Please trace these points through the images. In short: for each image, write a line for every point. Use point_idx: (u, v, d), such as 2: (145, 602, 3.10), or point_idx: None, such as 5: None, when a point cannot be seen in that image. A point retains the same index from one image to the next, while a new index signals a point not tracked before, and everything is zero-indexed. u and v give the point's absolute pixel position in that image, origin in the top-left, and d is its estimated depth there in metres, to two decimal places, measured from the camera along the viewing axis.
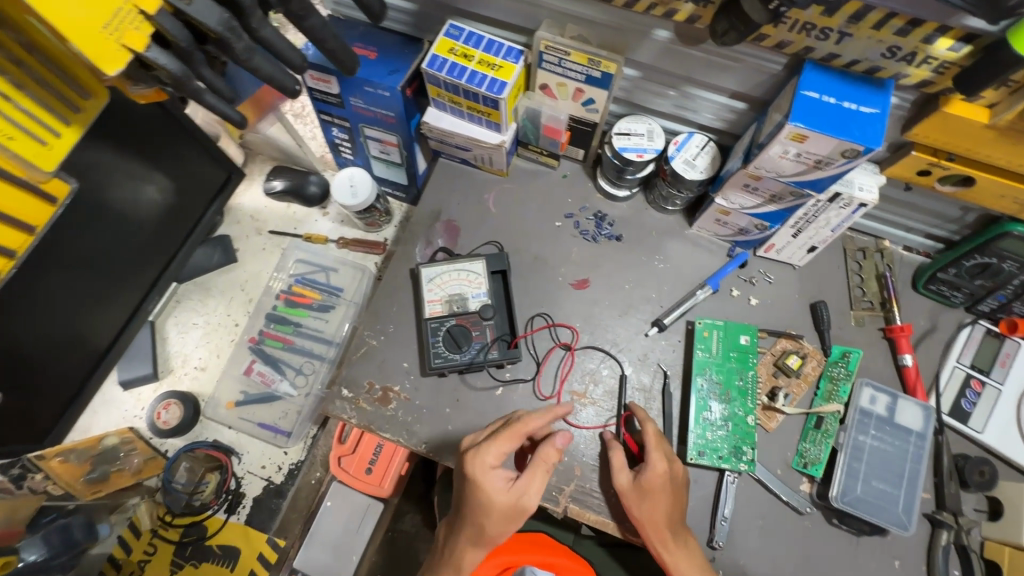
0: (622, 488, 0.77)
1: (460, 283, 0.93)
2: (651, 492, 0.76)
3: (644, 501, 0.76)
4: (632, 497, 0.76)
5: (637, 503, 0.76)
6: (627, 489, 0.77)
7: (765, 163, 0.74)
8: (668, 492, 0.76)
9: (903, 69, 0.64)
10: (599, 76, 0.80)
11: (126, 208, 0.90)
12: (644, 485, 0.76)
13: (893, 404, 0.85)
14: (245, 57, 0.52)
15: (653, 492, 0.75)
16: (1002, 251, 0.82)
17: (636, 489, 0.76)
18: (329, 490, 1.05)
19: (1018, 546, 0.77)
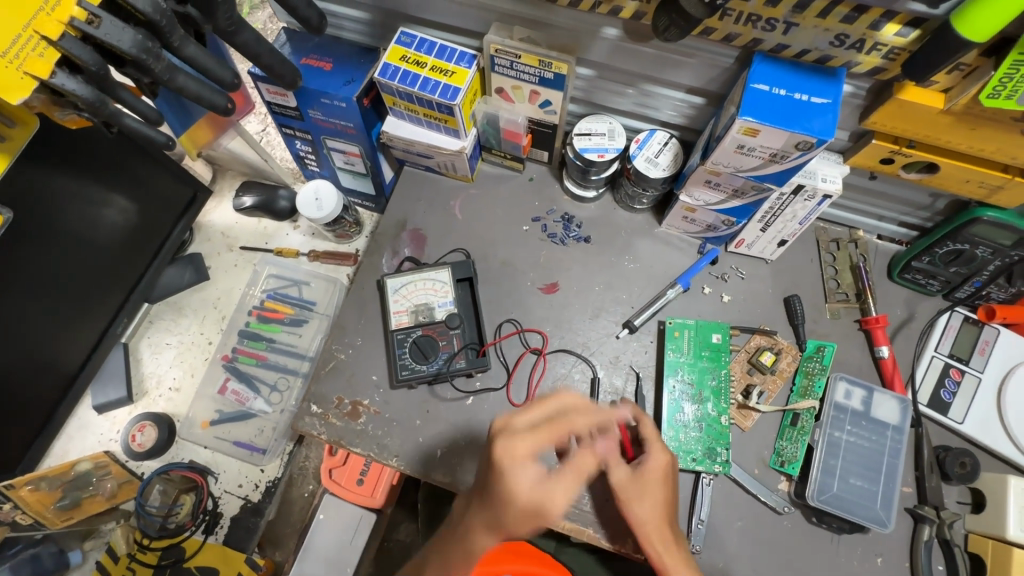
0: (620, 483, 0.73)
1: (426, 293, 0.91)
2: (651, 486, 0.73)
3: (643, 496, 0.72)
4: (630, 493, 0.72)
5: (635, 496, 0.72)
6: (624, 482, 0.73)
7: (723, 158, 0.72)
8: (665, 489, 0.73)
9: (853, 57, 0.62)
10: (552, 78, 0.79)
11: (84, 230, 0.89)
12: (644, 477, 0.73)
13: (869, 398, 0.83)
14: (167, 76, 0.51)
15: (651, 485, 0.72)
16: (973, 237, 0.80)
17: (634, 483, 0.73)
18: (321, 503, 1.14)
19: (1001, 539, 0.75)
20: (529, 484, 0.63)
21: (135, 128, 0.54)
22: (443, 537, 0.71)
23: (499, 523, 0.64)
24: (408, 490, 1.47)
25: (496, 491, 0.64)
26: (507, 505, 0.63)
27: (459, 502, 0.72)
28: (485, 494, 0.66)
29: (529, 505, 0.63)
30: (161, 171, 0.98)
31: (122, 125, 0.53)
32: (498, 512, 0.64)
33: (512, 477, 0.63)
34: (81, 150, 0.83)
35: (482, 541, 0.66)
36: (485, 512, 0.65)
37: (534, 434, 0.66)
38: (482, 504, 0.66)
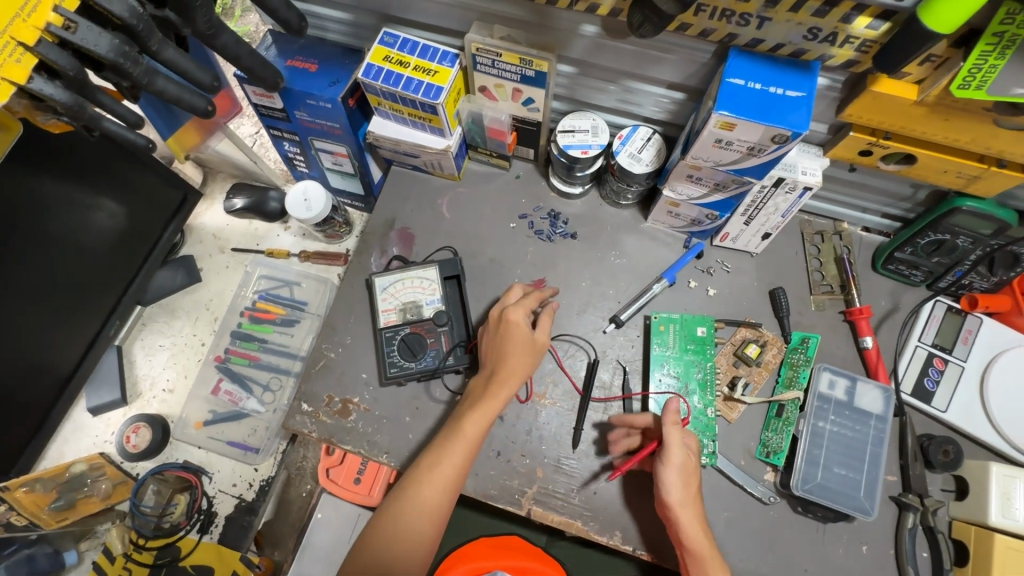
0: (672, 466, 0.73)
1: (415, 290, 0.92)
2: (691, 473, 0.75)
3: (687, 482, 0.73)
4: (679, 479, 0.73)
5: (684, 481, 0.73)
6: (678, 465, 0.73)
7: (702, 153, 0.73)
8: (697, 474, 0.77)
9: (827, 50, 0.63)
10: (533, 76, 0.79)
11: (74, 234, 0.90)
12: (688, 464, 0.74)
13: (853, 388, 0.83)
14: (146, 80, 0.51)
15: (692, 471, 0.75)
16: (953, 227, 0.81)
17: (683, 470, 0.73)
18: (319, 503, 1.10)
19: (983, 525, 0.76)
20: (528, 329, 0.82)
21: (115, 132, 0.55)
22: (466, 401, 0.80)
23: (508, 366, 0.79)
24: None
25: (507, 335, 0.82)
26: (515, 340, 0.81)
27: (472, 382, 0.82)
28: (495, 350, 0.82)
29: (530, 343, 0.82)
30: (150, 175, 0.99)
31: (102, 129, 0.54)
32: (507, 350, 0.81)
33: (517, 320, 0.82)
34: (69, 155, 0.84)
35: (501, 380, 0.79)
36: (499, 359, 0.81)
37: (523, 301, 0.85)
38: (494, 351, 0.82)
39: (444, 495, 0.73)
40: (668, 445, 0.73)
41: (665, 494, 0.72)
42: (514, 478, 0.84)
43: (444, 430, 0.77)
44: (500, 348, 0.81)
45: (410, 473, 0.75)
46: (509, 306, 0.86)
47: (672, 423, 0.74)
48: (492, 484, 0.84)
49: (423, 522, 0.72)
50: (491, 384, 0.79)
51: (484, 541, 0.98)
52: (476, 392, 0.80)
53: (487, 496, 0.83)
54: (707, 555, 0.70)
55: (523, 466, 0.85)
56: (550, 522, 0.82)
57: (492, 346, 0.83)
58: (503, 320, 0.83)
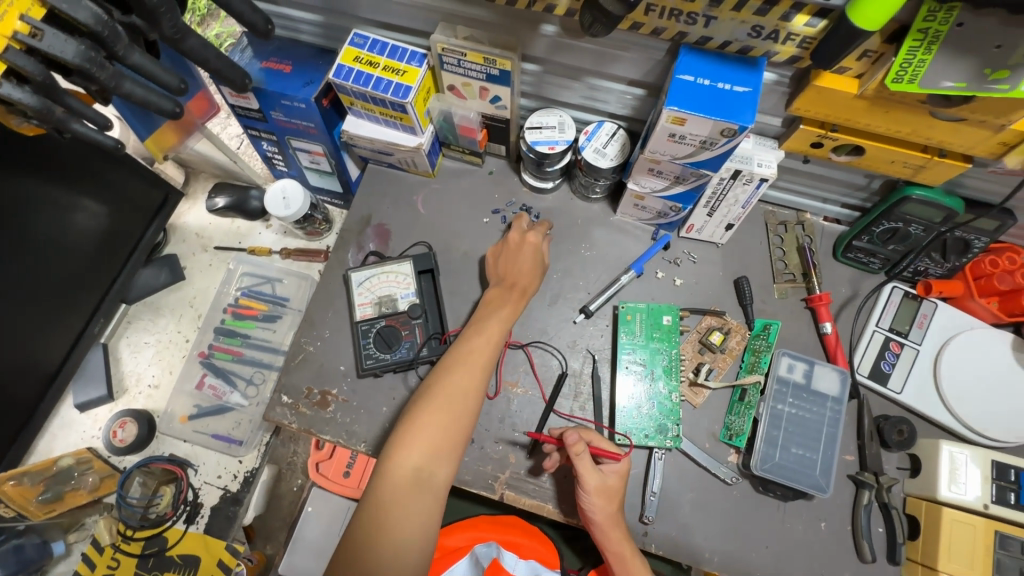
0: (593, 490, 0.77)
1: (390, 284, 0.95)
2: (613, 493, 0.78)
3: (606, 503, 0.78)
4: (598, 498, 0.77)
5: (605, 498, 0.78)
6: (594, 491, 0.77)
7: (659, 147, 0.75)
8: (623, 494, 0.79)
9: (771, 47, 0.65)
10: (498, 74, 0.82)
11: (57, 233, 0.93)
12: (608, 485, 0.78)
13: (811, 371, 0.87)
14: (113, 84, 0.54)
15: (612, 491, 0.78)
16: (905, 215, 0.84)
17: (602, 491, 0.77)
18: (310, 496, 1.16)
19: (934, 499, 0.79)
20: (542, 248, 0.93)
21: (85, 135, 0.58)
22: (486, 306, 0.88)
23: (523, 280, 0.90)
24: None
25: (525, 251, 0.92)
26: (530, 256, 0.92)
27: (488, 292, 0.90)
28: (511, 264, 0.92)
29: (541, 261, 0.93)
30: (130, 175, 1.01)
31: (72, 132, 0.56)
32: (523, 267, 0.91)
33: (534, 239, 0.93)
34: (49, 157, 0.86)
35: (520, 289, 0.89)
36: (518, 272, 0.91)
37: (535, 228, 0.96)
38: (512, 265, 0.91)
39: (483, 372, 0.79)
40: (581, 476, 0.77)
41: (591, 514, 0.78)
42: (488, 464, 0.87)
43: (468, 330, 0.84)
44: (516, 262, 0.91)
45: (450, 358, 0.80)
46: (525, 230, 0.95)
47: (578, 457, 0.77)
48: (466, 470, 0.87)
49: (467, 398, 0.76)
50: (511, 292, 0.89)
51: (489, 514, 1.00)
52: (498, 297, 0.89)
53: (460, 482, 0.86)
54: (629, 556, 0.78)
55: (496, 452, 0.88)
56: (521, 505, 0.85)
57: (505, 263, 0.92)
58: (520, 241, 0.93)
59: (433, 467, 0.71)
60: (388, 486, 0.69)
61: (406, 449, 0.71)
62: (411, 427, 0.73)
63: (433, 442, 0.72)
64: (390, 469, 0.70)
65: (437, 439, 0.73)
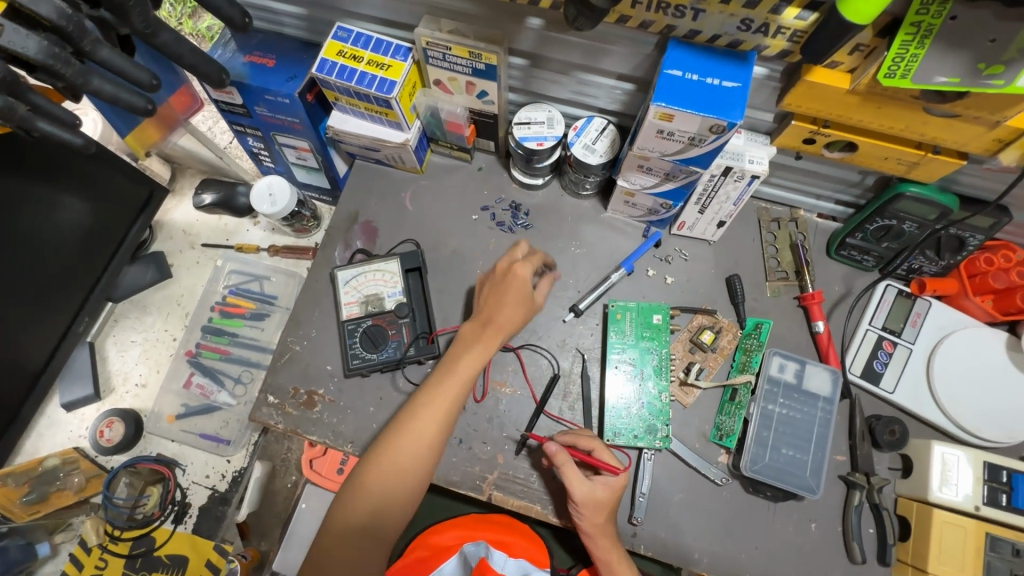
0: (581, 501, 0.76)
1: (377, 283, 0.94)
2: (601, 507, 0.76)
3: (596, 515, 0.76)
4: (587, 510, 0.76)
5: (593, 512, 0.76)
6: (582, 501, 0.76)
7: (648, 143, 0.74)
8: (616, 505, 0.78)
9: (761, 40, 0.64)
10: (484, 68, 0.80)
11: (38, 232, 0.91)
12: (599, 497, 0.77)
13: (802, 370, 0.85)
14: (80, 80, 0.52)
15: (603, 503, 0.77)
16: (899, 212, 0.82)
17: (592, 503, 0.76)
18: (303, 493, 1.13)
19: (925, 500, 0.78)
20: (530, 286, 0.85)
21: (53, 133, 0.56)
22: (458, 343, 0.83)
23: (502, 319, 0.82)
24: None
25: (510, 286, 0.84)
26: (514, 292, 0.84)
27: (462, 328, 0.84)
28: (494, 299, 0.84)
29: (528, 299, 0.84)
30: (112, 172, 0.99)
31: (38, 130, 0.55)
32: (506, 302, 0.83)
33: (522, 273, 0.85)
34: (30, 155, 0.85)
35: (497, 330, 0.82)
36: (498, 310, 0.83)
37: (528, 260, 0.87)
38: (493, 301, 0.84)
39: (441, 427, 0.77)
40: (568, 485, 0.76)
41: (578, 523, 0.77)
42: (476, 464, 0.87)
43: (437, 373, 0.81)
44: (499, 298, 0.84)
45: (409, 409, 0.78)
46: (516, 259, 0.88)
47: (565, 464, 0.77)
48: (454, 471, 0.86)
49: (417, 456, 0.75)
50: (486, 330, 0.82)
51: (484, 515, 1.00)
52: (472, 336, 0.83)
53: (448, 483, 0.85)
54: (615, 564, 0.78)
55: (484, 453, 0.87)
56: (509, 506, 0.85)
57: (489, 294, 0.86)
58: (508, 272, 0.86)
59: (378, 524, 0.73)
60: (326, 541, 0.73)
61: (347, 510, 0.73)
62: (359, 488, 0.74)
63: (376, 503, 0.73)
64: (330, 527, 0.73)
65: (381, 501, 0.73)
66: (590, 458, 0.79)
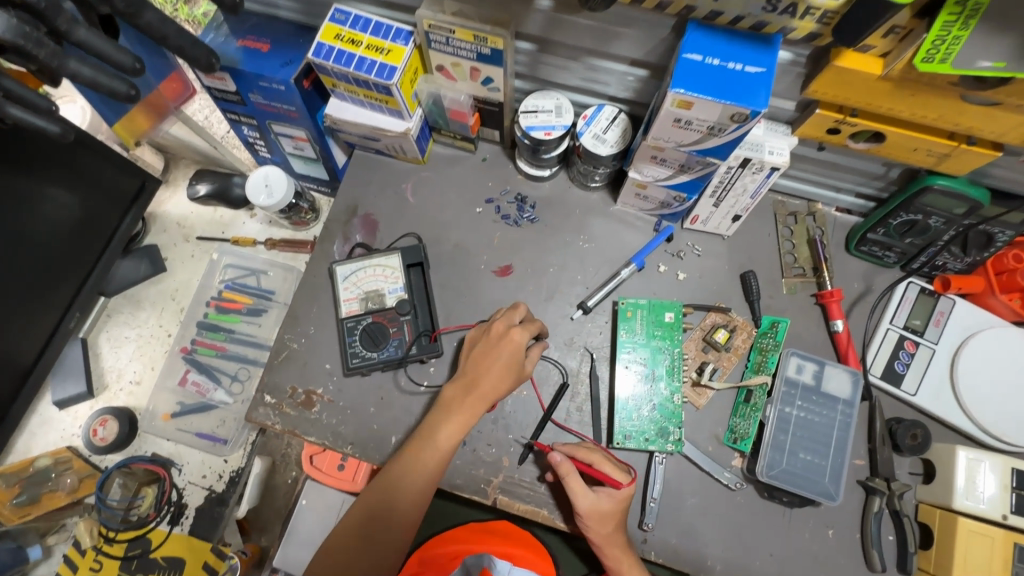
0: (586, 513, 0.74)
1: (377, 279, 0.90)
2: (607, 517, 0.74)
3: (604, 526, 0.74)
4: (593, 521, 0.74)
5: (599, 523, 0.74)
6: (587, 513, 0.74)
7: (663, 133, 0.70)
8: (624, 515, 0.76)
9: (788, 22, 0.59)
10: (489, 53, 0.76)
11: (23, 225, 0.87)
12: (604, 508, 0.74)
13: (820, 372, 0.82)
14: (54, 63, 0.49)
15: (609, 514, 0.74)
16: (925, 206, 0.78)
17: (598, 513, 0.74)
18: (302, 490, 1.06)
19: (948, 508, 0.75)
20: (522, 355, 0.79)
21: (27, 121, 0.53)
22: (439, 409, 0.78)
23: (487, 385, 0.77)
24: None
25: (498, 353, 0.78)
26: (504, 358, 0.78)
27: (444, 390, 0.79)
28: (480, 363, 0.79)
29: (517, 369, 0.79)
30: (101, 162, 0.96)
31: (11, 117, 0.51)
32: (494, 366, 0.78)
33: (514, 343, 0.79)
34: (13, 144, 0.81)
35: (480, 398, 0.77)
36: (483, 378, 0.78)
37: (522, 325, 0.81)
38: (478, 368, 0.78)
39: (415, 497, 0.74)
40: (573, 498, 0.74)
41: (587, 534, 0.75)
42: (480, 467, 0.83)
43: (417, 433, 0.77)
44: (484, 366, 0.78)
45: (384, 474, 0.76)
46: (513, 323, 0.81)
47: (568, 474, 0.74)
48: (458, 474, 0.83)
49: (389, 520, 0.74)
50: (469, 397, 0.77)
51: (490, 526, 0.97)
52: (454, 400, 0.78)
53: (451, 486, 0.82)
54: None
55: (489, 455, 0.84)
56: (515, 510, 0.82)
57: (477, 353, 0.80)
58: (502, 335, 0.80)
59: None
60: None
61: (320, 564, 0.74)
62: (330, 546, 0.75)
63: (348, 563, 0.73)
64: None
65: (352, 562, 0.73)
66: (593, 469, 0.76)
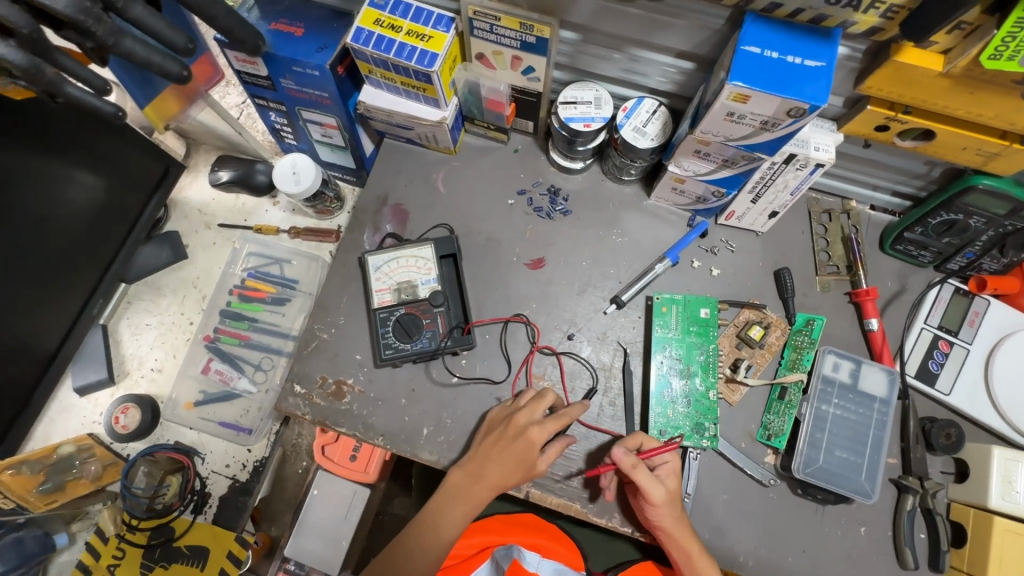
0: (660, 502, 0.72)
1: (410, 270, 0.89)
2: (673, 497, 0.74)
3: (674, 509, 0.73)
4: (666, 507, 0.73)
5: (669, 507, 0.73)
6: (658, 503, 0.72)
7: (712, 127, 0.69)
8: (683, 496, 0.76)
9: (849, 16, 0.58)
10: (534, 42, 0.75)
11: (48, 209, 0.86)
12: (670, 491, 0.74)
13: (857, 370, 0.82)
14: (111, 41, 0.47)
15: (673, 494, 0.74)
16: (966, 207, 0.78)
17: (669, 498, 0.73)
18: (314, 479, 1.12)
19: (982, 507, 0.76)
20: (537, 455, 0.75)
21: (81, 100, 0.52)
22: (446, 492, 0.79)
23: (494, 478, 0.76)
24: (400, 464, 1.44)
25: (514, 448, 0.75)
26: (518, 455, 0.75)
27: (451, 474, 0.79)
28: (492, 453, 0.76)
29: (526, 469, 0.75)
30: (127, 147, 0.94)
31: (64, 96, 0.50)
32: (505, 462, 0.75)
33: (534, 444, 0.75)
34: (35, 124, 0.79)
35: (486, 488, 0.77)
36: (489, 474, 0.76)
37: (545, 421, 0.77)
38: (485, 462, 0.76)
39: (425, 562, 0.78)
40: (646, 490, 0.72)
41: (659, 524, 0.73)
42: None
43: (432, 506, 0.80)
44: (493, 462, 0.76)
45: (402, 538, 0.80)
46: (533, 417, 0.77)
47: (636, 468, 0.72)
48: None
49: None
50: (475, 486, 0.77)
51: (507, 516, 0.97)
52: (459, 488, 0.78)
53: None
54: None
55: None
56: (547, 503, 0.81)
57: (492, 443, 0.77)
58: (519, 432, 0.76)
59: None
60: None
61: None
62: None
63: None
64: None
65: None
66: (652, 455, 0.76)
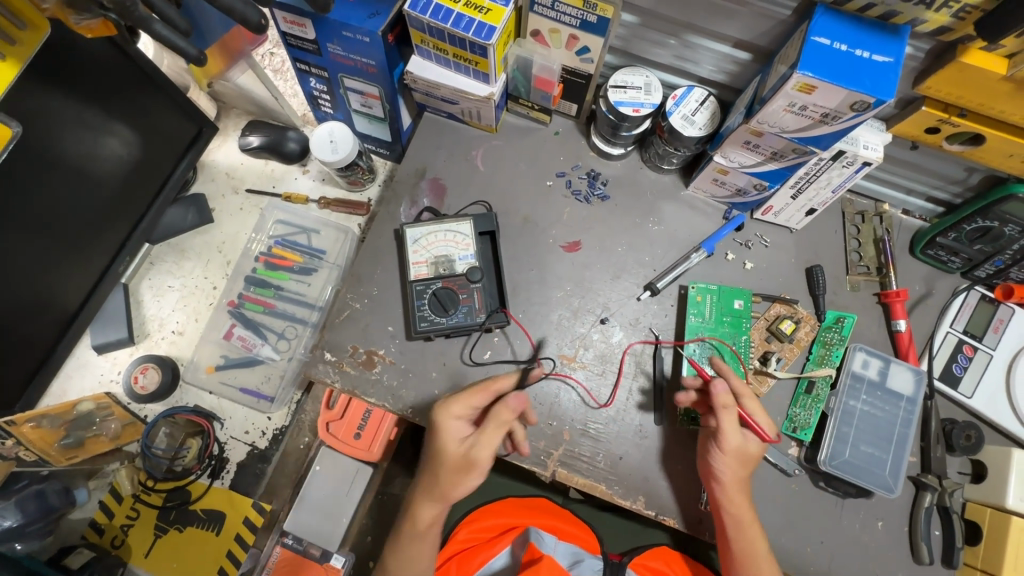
0: (731, 449, 0.75)
1: (447, 244, 0.89)
2: (750, 457, 0.76)
3: (745, 464, 0.75)
4: (736, 458, 0.75)
5: (742, 461, 0.75)
6: (728, 447, 0.75)
7: (769, 117, 0.70)
8: (751, 466, 0.76)
9: (921, 14, 0.59)
10: (594, 22, 0.75)
11: (85, 160, 0.84)
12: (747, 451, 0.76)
13: (885, 369, 0.84)
14: None
15: (745, 456, 0.76)
16: (1004, 215, 0.80)
17: (741, 451, 0.75)
18: (317, 455, 1.03)
19: (999, 507, 0.79)
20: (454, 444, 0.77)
21: (166, 39, 0.57)
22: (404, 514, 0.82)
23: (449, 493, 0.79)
24: (405, 444, 1.43)
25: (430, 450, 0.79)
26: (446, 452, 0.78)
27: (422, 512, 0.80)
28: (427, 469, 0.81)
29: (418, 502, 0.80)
30: (166, 103, 0.93)
31: None
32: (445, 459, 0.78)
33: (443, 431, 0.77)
34: (86, 72, 0.78)
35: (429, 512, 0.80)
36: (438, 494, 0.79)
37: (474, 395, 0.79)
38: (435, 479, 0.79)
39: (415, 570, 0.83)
40: (726, 432, 0.74)
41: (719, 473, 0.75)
42: (541, 439, 0.83)
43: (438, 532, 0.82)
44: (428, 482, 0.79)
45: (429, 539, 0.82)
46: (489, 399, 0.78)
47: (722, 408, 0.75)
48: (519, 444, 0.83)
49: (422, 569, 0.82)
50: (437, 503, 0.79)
51: (518, 499, 0.97)
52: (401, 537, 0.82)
53: (511, 456, 0.82)
54: (748, 524, 0.76)
55: (550, 428, 0.84)
56: (573, 483, 0.81)
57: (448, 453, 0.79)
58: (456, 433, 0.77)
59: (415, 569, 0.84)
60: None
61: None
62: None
63: None
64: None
65: None
66: (748, 416, 0.77)
